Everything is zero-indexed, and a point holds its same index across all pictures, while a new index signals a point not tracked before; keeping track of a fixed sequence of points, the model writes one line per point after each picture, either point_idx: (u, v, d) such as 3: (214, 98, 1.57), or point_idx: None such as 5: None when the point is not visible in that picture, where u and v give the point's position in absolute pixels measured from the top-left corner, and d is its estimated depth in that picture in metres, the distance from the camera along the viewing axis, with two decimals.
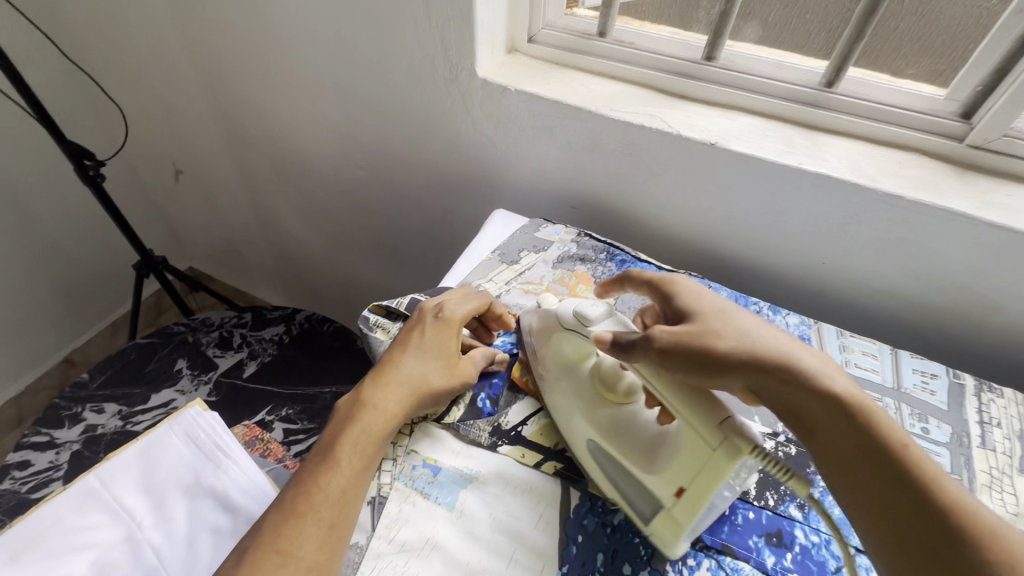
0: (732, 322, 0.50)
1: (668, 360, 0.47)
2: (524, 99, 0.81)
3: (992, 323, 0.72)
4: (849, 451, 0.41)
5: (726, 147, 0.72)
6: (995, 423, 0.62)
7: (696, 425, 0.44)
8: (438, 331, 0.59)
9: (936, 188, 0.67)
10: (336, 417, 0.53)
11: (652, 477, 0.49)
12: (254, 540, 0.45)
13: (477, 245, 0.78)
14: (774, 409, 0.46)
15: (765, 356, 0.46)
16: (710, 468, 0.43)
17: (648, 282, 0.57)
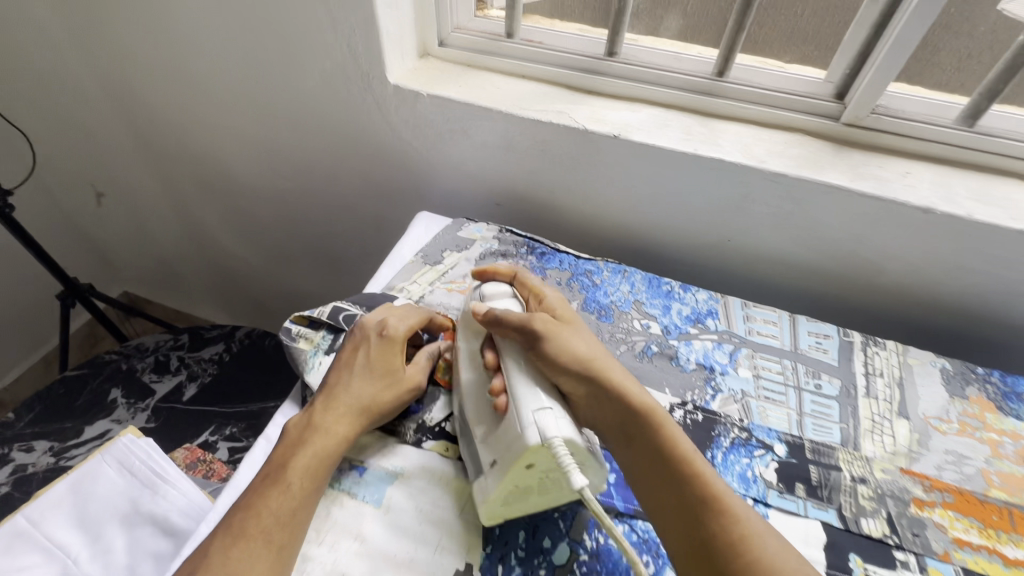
0: (575, 335, 0.56)
1: (536, 346, 0.53)
2: (437, 103, 0.83)
3: (878, 283, 0.80)
4: (656, 459, 0.49)
5: (628, 138, 0.76)
6: (878, 373, 0.69)
7: (519, 405, 0.50)
8: (383, 348, 0.59)
9: (816, 165, 0.73)
10: (284, 439, 0.54)
11: (480, 444, 0.52)
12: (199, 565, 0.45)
13: (401, 248, 0.80)
14: (603, 419, 0.52)
15: (605, 373, 0.53)
16: (513, 446, 0.48)
17: (532, 290, 0.63)
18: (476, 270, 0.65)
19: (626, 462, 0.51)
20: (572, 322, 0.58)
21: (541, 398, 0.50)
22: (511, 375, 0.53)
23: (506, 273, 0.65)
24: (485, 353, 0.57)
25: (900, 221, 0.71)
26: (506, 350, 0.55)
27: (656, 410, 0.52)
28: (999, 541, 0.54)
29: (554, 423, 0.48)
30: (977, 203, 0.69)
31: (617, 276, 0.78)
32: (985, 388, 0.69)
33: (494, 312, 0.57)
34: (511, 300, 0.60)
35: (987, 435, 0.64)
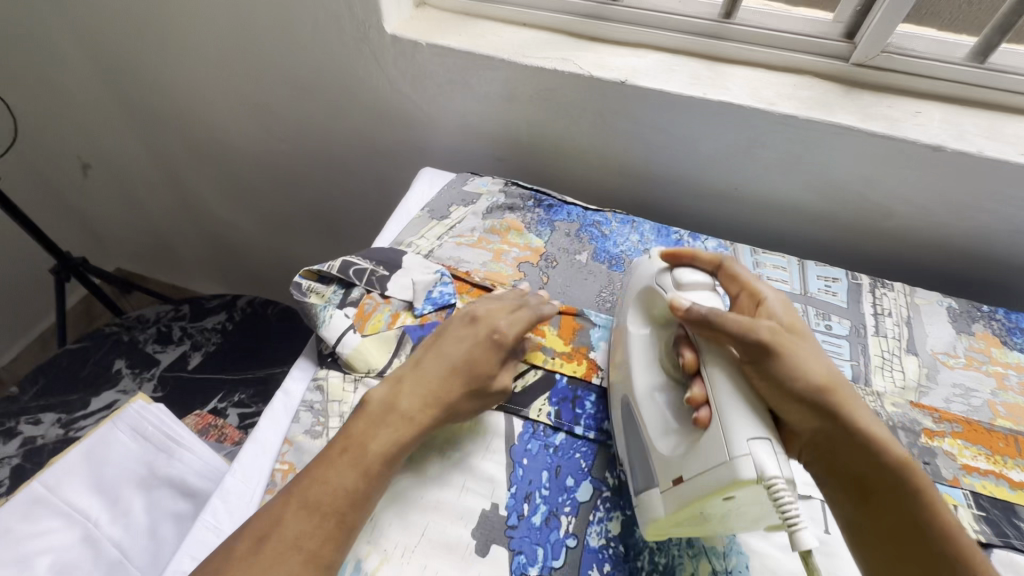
0: (813, 357, 0.48)
1: (759, 361, 0.45)
2: (437, 52, 0.80)
3: (884, 227, 0.80)
4: (898, 513, 0.43)
5: (635, 84, 0.74)
6: (886, 313, 0.70)
7: (727, 426, 0.42)
8: (488, 343, 0.55)
9: (826, 107, 0.72)
10: (366, 412, 0.50)
11: (667, 456, 0.46)
12: (271, 533, 0.43)
13: (406, 204, 0.78)
14: (836, 463, 0.46)
15: (845, 410, 0.46)
16: (713, 473, 0.41)
17: (743, 284, 0.54)
18: (667, 251, 0.56)
19: (854, 516, 0.45)
20: (806, 338, 0.50)
21: (754, 423, 0.42)
22: (715, 387, 0.45)
23: (707, 261, 0.56)
24: (682, 352, 0.49)
25: (910, 160, 0.71)
26: (711, 354, 0.47)
27: (910, 465, 0.44)
28: (1005, 466, 0.56)
29: (773, 460, 0.40)
30: (987, 139, 0.69)
31: (626, 227, 0.77)
32: (990, 324, 0.70)
33: (703, 309, 0.48)
34: (710, 295, 0.51)
35: (994, 368, 0.65)
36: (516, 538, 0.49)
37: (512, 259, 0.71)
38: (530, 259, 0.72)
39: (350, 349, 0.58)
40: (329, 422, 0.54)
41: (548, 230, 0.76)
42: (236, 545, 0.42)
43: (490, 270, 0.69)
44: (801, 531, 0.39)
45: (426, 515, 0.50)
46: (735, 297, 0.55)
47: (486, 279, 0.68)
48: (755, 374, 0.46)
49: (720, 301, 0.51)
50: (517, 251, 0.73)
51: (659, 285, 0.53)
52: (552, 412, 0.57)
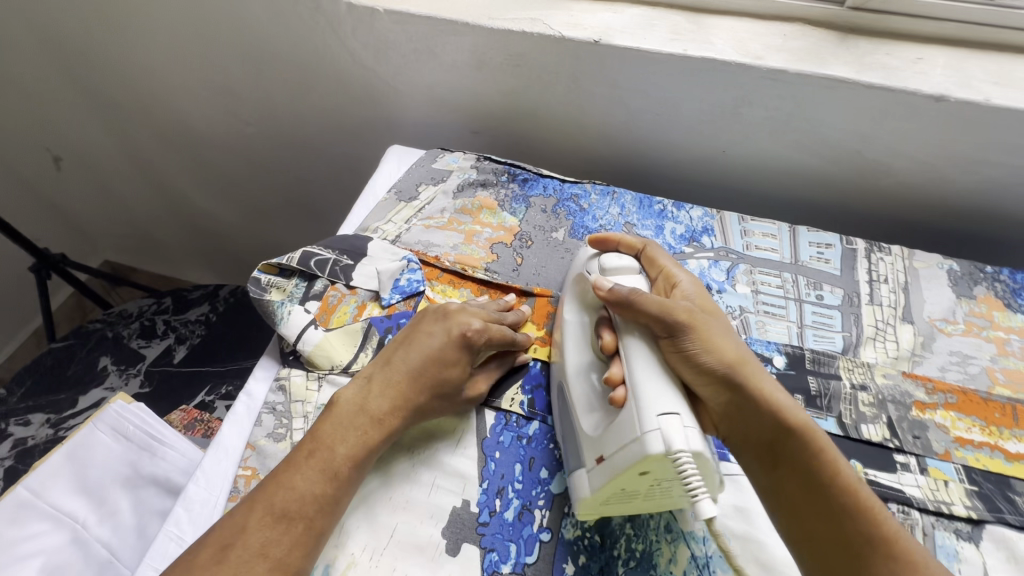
0: (724, 333, 0.49)
1: (677, 340, 0.46)
2: (396, 20, 0.75)
3: (882, 186, 0.75)
4: (810, 482, 0.43)
5: (609, 43, 0.69)
6: (882, 279, 0.66)
7: (641, 404, 0.42)
8: (460, 344, 0.52)
9: (818, 57, 0.66)
10: (334, 413, 0.48)
11: (589, 436, 0.46)
12: (234, 540, 0.41)
13: (372, 186, 0.74)
14: (747, 434, 0.46)
15: (754, 382, 0.46)
16: (627, 450, 0.42)
17: (660, 267, 0.55)
18: (596, 237, 0.57)
19: (766, 484, 0.45)
20: (716, 316, 0.51)
21: (667, 400, 0.42)
22: (634, 365, 0.45)
23: (631, 245, 0.57)
24: (603, 334, 0.49)
25: (909, 113, 0.65)
26: (631, 332, 0.47)
27: (815, 432, 0.45)
28: (1001, 437, 0.54)
29: (682, 434, 0.40)
30: (995, 85, 0.63)
31: (605, 199, 0.73)
32: (993, 286, 0.66)
33: (623, 290, 0.48)
34: (637, 278, 0.52)
35: (995, 333, 0.62)
36: (488, 535, 0.47)
37: (484, 240, 0.68)
38: (503, 240, 0.68)
39: (311, 346, 0.56)
40: (292, 423, 0.52)
41: (523, 207, 0.72)
42: (199, 554, 0.41)
43: (460, 253, 0.66)
44: (699, 501, 0.40)
45: (395, 515, 0.48)
46: (653, 280, 0.55)
47: (456, 263, 0.65)
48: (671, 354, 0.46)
49: (642, 284, 0.52)
50: (489, 231, 0.69)
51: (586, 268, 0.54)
52: (525, 401, 0.55)
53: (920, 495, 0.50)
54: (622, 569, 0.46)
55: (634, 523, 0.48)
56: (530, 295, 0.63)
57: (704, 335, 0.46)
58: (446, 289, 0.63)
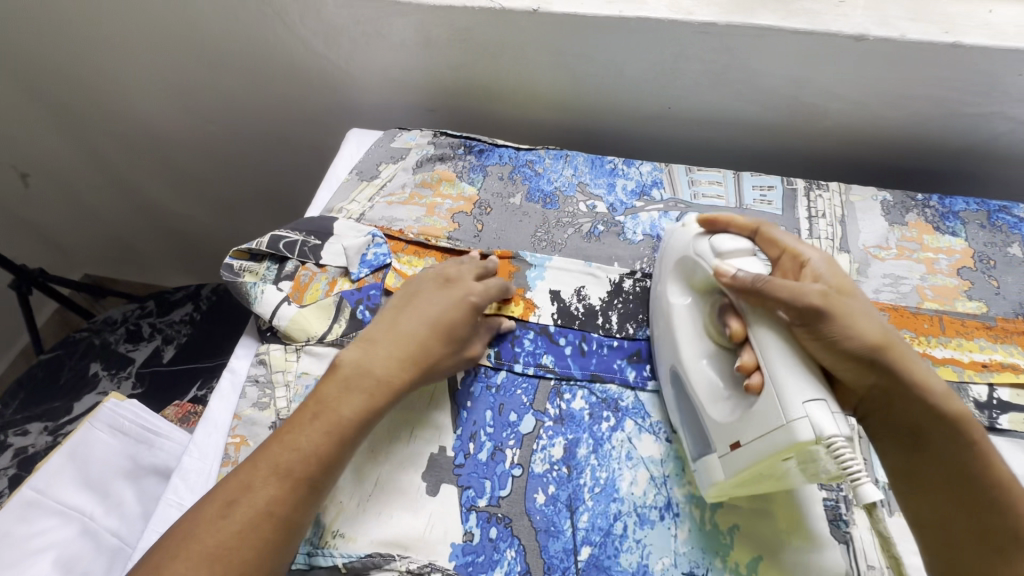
0: (873, 315, 0.45)
1: (813, 327, 0.42)
2: (340, 4, 0.76)
3: (819, 128, 0.79)
4: (959, 471, 0.43)
5: (547, 11, 0.71)
6: (820, 214, 0.70)
7: (785, 391, 0.41)
8: (462, 309, 0.55)
9: (746, 8, 0.69)
10: (337, 377, 0.49)
11: (720, 423, 0.46)
12: (242, 497, 0.44)
13: (334, 169, 0.77)
14: (892, 419, 0.45)
15: (908, 367, 0.43)
16: (772, 436, 0.41)
17: (782, 246, 0.49)
18: (703, 217, 0.52)
19: (905, 465, 0.45)
20: (861, 295, 0.46)
21: (810, 385, 0.41)
22: (767, 354, 0.43)
23: (743, 226, 0.51)
24: (728, 321, 0.47)
25: (835, 55, 0.69)
26: (759, 320, 0.44)
27: (970, 422, 0.43)
28: (929, 345, 0.59)
29: (830, 419, 0.40)
30: (911, 21, 0.67)
31: (559, 162, 0.76)
32: (924, 212, 0.70)
33: (749, 277, 0.45)
34: (753, 262, 0.48)
35: (924, 255, 0.66)
36: (464, 474, 0.51)
37: (445, 211, 0.71)
38: (464, 209, 0.71)
39: (287, 321, 0.59)
40: (274, 392, 0.56)
41: (481, 176, 0.75)
42: (207, 509, 0.44)
43: (424, 225, 0.69)
44: (862, 484, 0.39)
45: (377, 464, 0.52)
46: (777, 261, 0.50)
47: (420, 235, 0.68)
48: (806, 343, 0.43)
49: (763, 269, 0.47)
50: (450, 202, 0.72)
51: (699, 250, 0.50)
52: (492, 353, 0.58)
53: None
54: (588, 494, 0.50)
55: (598, 452, 0.52)
56: (491, 258, 0.66)
57: (851, 320, 0.43)
58: (411, 259, 0.66)
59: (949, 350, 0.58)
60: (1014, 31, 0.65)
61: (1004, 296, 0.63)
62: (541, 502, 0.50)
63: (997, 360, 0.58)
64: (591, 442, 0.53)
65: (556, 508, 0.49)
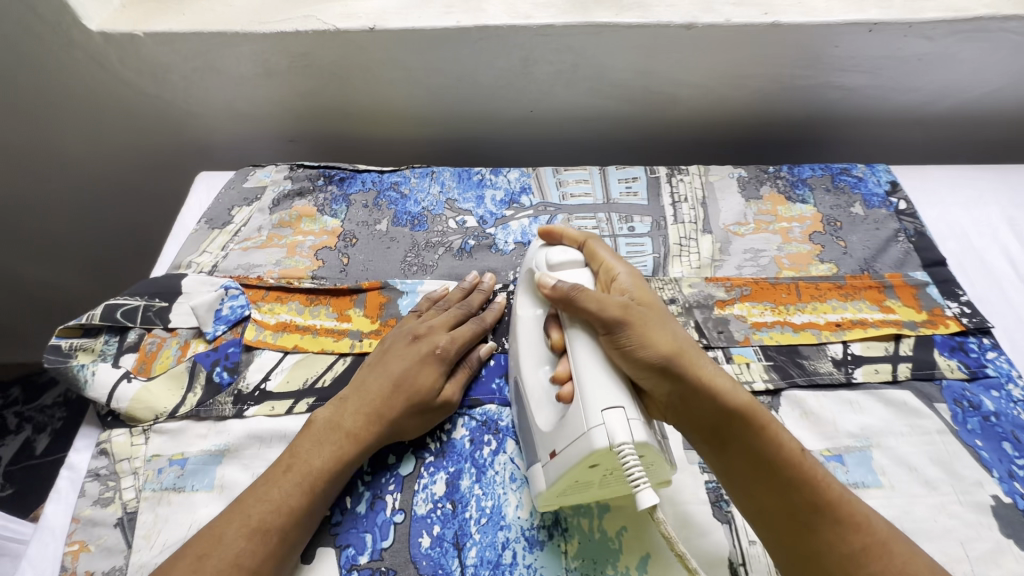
0: (667, 322, 0.47)
1: (612, 334, 0.45)
2: (161, 41, 0.71)
3: (676, 114, 0.81)
4: (758, 464, 0.43)
5: (385, 28, 0.69)
6: (683, 199, 0.72)
7: (585, 398, 0.43)
8: (431, 358, 0.54)
9: (583, 8, 0.70)
10: (311, 431, 0.50)
11: (542, 433, 0.47)
12: (213, 551, 0.42)
13: (183, 219, 0.71)
14: (693, 422, 0.45)
15: (694, 370, 0.44)
16: (577, 445, 0.42)
17: (600, 260, 0.52)
18: (541, 229, 0.56)
19: (720, 466, 0.45)
20: (661, 308, 0.48)
21: (609, 391, 0.42)
22: (577, 360, 0.45)
23: (574, 238, 0.55)
24: (551, 331, 0.49)
25: (672, 44, 0.70)
26: (574, 326, 0.47)
27: (760, 412, 0.44)
28: (788, 313, 0.61)
29: (625, 427, 0.40)
30: (734, 6, 0.70)
31: (425, 180, 0.74)
32: (776, 183, 0.74)
33: (566, 286, 0.47)
34: (581, 272, 0.51)
35: (779, 225, 0.70)
36: (342, 533, 0.48)
37: (308, 249, 0.67)
38: (327, 244, 0.67)
39: (127, 401, 0.53)
40: (120, 483, 0.50)
41: (344, 206, 0.71)
42: (177, 562, 0.42)
43: (284, 268, 0.65)
44: (641, 491, 0.39)
45: None
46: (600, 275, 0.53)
47: (280, 279, 0.64)
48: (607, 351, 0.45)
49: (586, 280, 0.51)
50: (312, 238, 0.68)
51: (535, 265, 0.53)
52: None
53: None
54: (474, 527, 0.48)
55: (482, 481, 0.51)
56: (359, 291, 0.63)
57: (639, 329, 0.45)
58: (272, 306, 0.61)
59: (806, 314, 0.61)
60: (826, 7, 0.69)
61: (850, 254, 0.67)
62: (426, 546, 0.48)
63: (849, 318, 0.61)
64: (474, 471, 0.51)
65: (442, 549, 0.47)
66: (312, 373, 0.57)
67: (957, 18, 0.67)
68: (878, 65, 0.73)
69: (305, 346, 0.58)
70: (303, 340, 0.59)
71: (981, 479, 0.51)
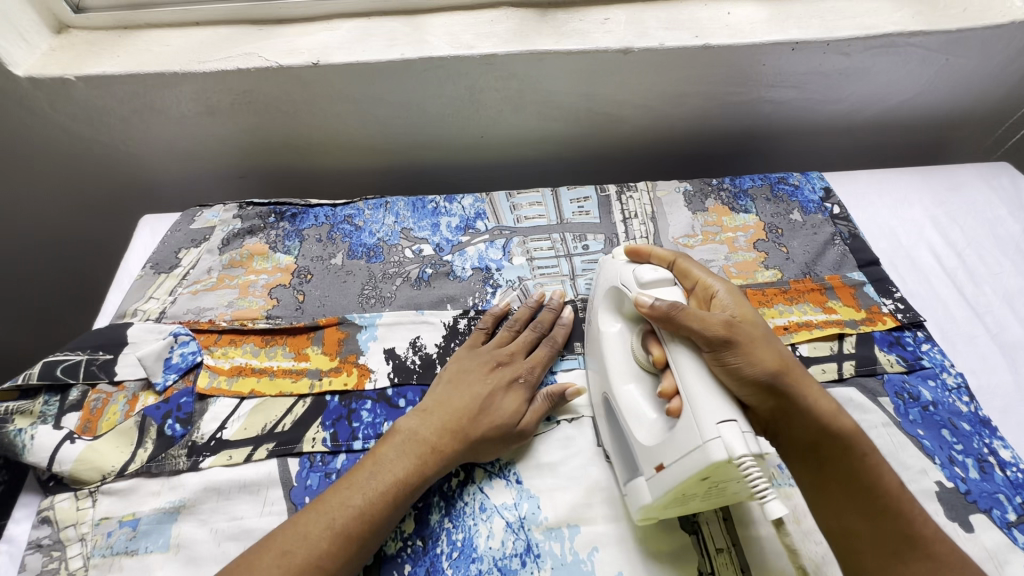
0: (774, 343, 0.46)
1: (720, 353, 0.44)
2: (94, 84, 0.69)
3: (622, 133, 0.84)
4: (854, 488, 0.44)
5: (328, 63, 0.69)
6: (633, 215, 0.74)
7: (698, 411, 0.42)
8: (511, 383, 0.55)
9: (524, 36, 0.72)
10: (393, 440, 0.51)
11: (644, 447, 0.46)
12: (297, 547, 0.43)
13: (127, 265, 0.69)
14: (792, 438, 0.45)
15: (801, 391, 0.44)
16: (691, 458, 0.41)
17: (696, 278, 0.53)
18: (629, 249, 0.56)
19: (809, 483, 0.46)
20: (764, 326, 0.48)
21: (722, 405, 0.41)
22: (682, 376, 0.44)
23: (663, 258, 0.55)
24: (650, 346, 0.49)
25: (612, 68, 0.73)
26: (675, 343, 0.46)
27: (859, 437, 0.45)
28: None
29: (741, 440, 0.39)
30: (666, 29, 0.73)
31: (379, 211, 0.74)
32: (720, 195, 0.77)
33: (665, 304, 0.46)
34: (675, 289, 0.50)
35: (725, 236, 0.73)
36: None
37: (261, 288, 0.66)
38: (281, 281, 0.66)
39: (71, 463, 0.50)
40: (66, 552, 0.48)
41: (297, 242, 0.70)
42: None
43: (237, 309, 0.63)
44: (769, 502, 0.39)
45: None
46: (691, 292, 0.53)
47: (233, 321, 0.62)
48: (718, 369, 0.44)
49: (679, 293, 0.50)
50: (265, 277, 0.67)
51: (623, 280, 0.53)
52: (327, 437, 0.54)
53: None
54: (446, 562, 0.48)
55: (451, 514, 0.50)
56: (317, 328, 0.62)
57: (751, 348, 0.44)
58: (226, 350, 0.60)
59: None
60: (751, 28, 0.73)
61: (793, 259, 0.70)
62: None
63: (796, 321, 0.64)
64: (443, 505, 0.51)
65: None
66: (271, 417, 0.55)
67: (869, 35, 0.72)
68: (804, 80, 0.78)
69: (262, 389, 0.57)
70: (260, 383, 0.57)
71: (926, 467, 0.54)
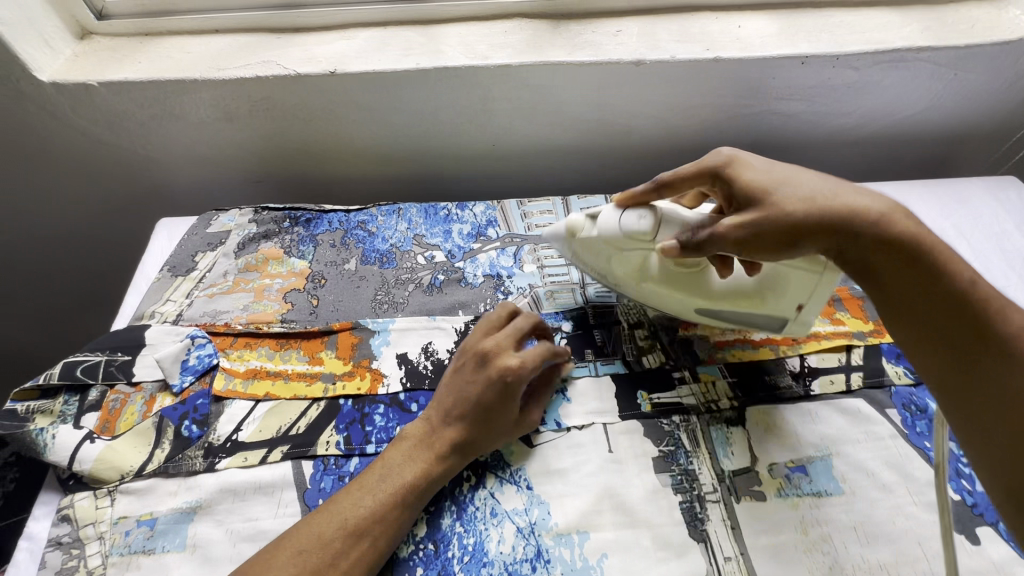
0: (792, 188, 0.48)
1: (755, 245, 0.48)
2: (116, 90, 0.70)
3: (632, 143, 0.84)
4: (931, 291, 0.45)
5: (344, 71, 0.70)
6: None
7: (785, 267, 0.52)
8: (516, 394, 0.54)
9: (538, 47, 0.73)
10: (402, 445, 0.52)
11: (770, 309, 0.56)
12: (310, 548, 0.44)
13: (144, 269, 0.70)
14: (860, 262, 0.46)
15: (845, 215, 0.46)
16: (818, 283, 0.53)
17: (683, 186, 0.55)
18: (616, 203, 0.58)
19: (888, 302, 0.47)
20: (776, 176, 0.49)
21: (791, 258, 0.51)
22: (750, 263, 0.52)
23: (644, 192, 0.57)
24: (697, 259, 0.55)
25: (624, 80, 0.74)
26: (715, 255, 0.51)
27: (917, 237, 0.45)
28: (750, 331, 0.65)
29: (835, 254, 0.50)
30: (677, 42, 0.74)
31: (392, 218, 0.75)
32: None
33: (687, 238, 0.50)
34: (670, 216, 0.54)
35: None
36: None
37: (276, 292, 0.67)
38: (295, 286, 0.67)
39: (90, 463, 0.52)
40: (85, 551, 0.49)
41: (311, 247, 0.71)
42: None
43: (252, 312, 0.64)
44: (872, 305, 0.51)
45: None
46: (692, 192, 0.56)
47: (248, 324, 0.63)
48: (757, 255, 0.48)
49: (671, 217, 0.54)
50: (280, 281, 0.68)
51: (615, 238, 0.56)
52: (341, 440, 0.55)
53: (695, 402, 0.58)
54: (457, 566, 0.49)
55: (463, 518, 0.51)
56: (330, 332, 0.63)
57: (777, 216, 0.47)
58: (241, 353, 0.61)
59: None
60: (762, 41, 0.74)
61: None
62: None
63: None
64: (454, 509, 0.52)
65: None
66: (285, 420, 0.56)
67: (878, 50, 0.73)
68: (813, 94, 0.79)
69: (277, 393, 0.58)
70: (275, 386, 0.58)
71: (934, 478, 0.54)
